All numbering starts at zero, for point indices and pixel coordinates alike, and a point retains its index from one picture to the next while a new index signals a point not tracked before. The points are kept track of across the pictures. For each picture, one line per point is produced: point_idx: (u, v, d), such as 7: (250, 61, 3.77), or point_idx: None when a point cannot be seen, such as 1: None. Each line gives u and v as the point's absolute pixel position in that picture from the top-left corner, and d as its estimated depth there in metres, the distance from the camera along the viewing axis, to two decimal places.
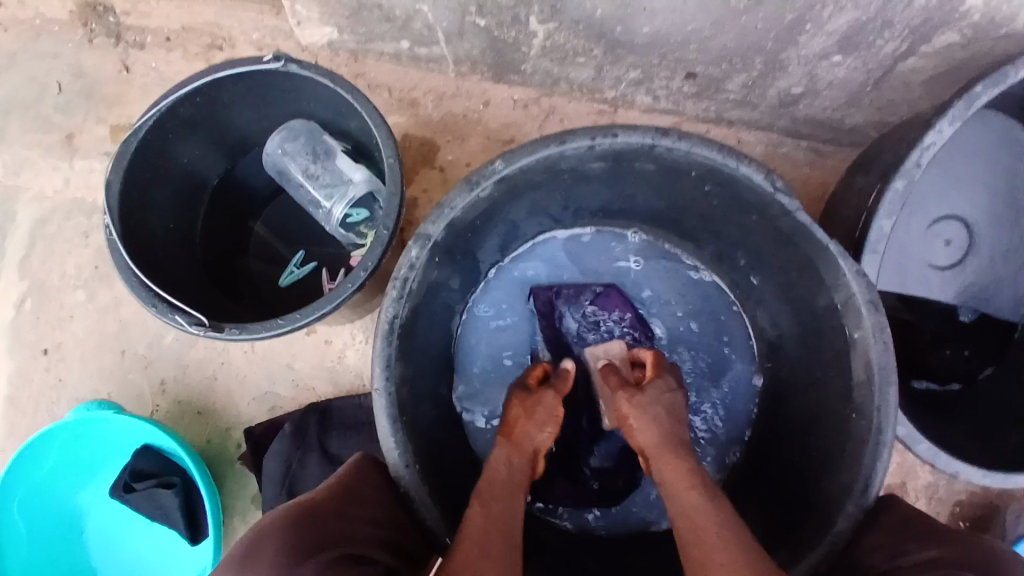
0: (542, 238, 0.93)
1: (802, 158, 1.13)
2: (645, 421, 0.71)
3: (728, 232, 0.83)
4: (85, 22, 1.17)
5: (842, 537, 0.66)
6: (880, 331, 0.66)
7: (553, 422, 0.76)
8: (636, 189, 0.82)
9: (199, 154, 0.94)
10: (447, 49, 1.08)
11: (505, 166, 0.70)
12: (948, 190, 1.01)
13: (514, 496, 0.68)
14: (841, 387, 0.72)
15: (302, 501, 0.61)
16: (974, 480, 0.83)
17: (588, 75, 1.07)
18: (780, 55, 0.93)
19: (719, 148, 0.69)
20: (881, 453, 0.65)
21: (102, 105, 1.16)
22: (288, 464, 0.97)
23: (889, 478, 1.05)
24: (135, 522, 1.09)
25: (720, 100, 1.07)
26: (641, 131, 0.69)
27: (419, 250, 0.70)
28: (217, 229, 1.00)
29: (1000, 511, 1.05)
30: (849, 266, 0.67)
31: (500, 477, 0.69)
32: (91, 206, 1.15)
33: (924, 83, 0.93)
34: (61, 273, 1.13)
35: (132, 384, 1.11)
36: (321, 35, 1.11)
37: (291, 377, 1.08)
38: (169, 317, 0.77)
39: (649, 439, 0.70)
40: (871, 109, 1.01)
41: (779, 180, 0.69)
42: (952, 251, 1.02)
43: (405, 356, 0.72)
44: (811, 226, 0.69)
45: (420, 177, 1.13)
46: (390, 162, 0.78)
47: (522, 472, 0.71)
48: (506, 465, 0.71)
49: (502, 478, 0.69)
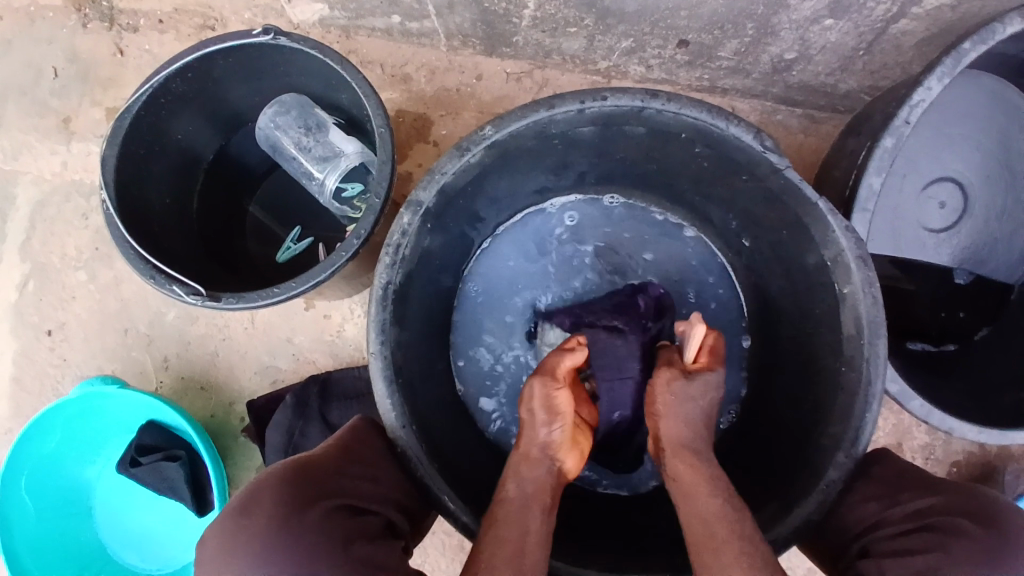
0: (524, 215, 0.94)
1: (796, 125, 1.13)
2: (681, 419, 0.71)
3: (720, 195, 0.83)
4: (78, 7, 1.17)
5: (834, 486, 0.66)
6: (869, 286, 0.67)
7: (558, 416, 0.73)
8: (627, 154, 0.82)
9: (194, 129, 0.95)
10: (438, 23, 1.07)
11: (495, 132, 0.70)
12: (941, 152, 1.01)
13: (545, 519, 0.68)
14: (831, 342, 0.73)
15: (301, 458, 0.65)
16: (968, 435, 0.84)
17: (579, 45, 1.07)
18: (771, 20, 0.92)
19: (708, 108, 0.69)
20: (870, 404, 0.66)
21: (97, 88, 1.17)
22: (291, 434, 0.99)
23: (885, 438, 1.06)
24: (142, 495, 1.11)
25: (713, 68, 1.07)
26: (630, 94, 0.69)
27: (410, 217, 0.71)
28: (214, 205, 1.01)
29: (998, 470, 1.06)
30: (839, 223, 0.68)
31: (513, 490, 0.69)
32: (89, 188, 1.15)
33: (918, 45, 0.92)
34: (62, 255, 1.14)
35: (135, 362, 1.12)
36: (313, 12, 1.11)
37: (291, 351, 1.09)
38: (168, 288, 0.79)
39: (678, 436, 0.70)
40: (865, 74, 1.00)
41: (768, 139, 0.69)
42: (946, 213, 1.02)
43: (400, 321, 0.73)
44: (799, 183, 0.69)
45: (414, 151, 1.13)
46: (382, 131, 0.79)
47: (541, 478, 0.71)
48: (526, 486, 0.69)
49: (516, 489, 0.69)
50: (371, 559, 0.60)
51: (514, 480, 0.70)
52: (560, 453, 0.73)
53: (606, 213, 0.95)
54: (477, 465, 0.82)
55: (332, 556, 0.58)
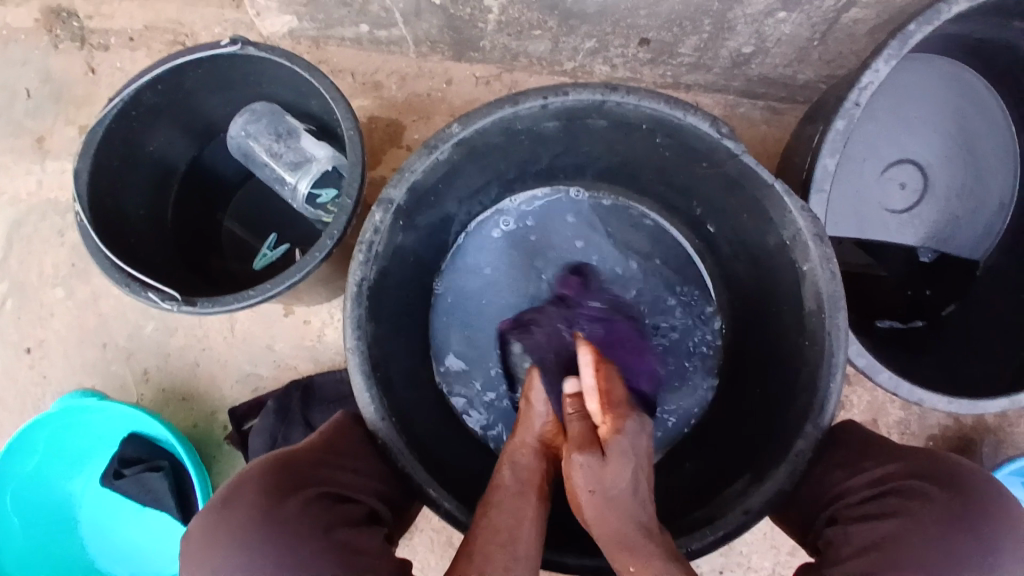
0: (493, 210, 0.95)
1: (759, 117, 1.16)
2: (607, 514, 0.64)
3: (684, 182, 0.85)
4: (49, 29, 1.18)
5: (803, 456, 0.68)
6: (827, 261, 0.69)
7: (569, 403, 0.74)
8: (592, 146, 0.85)
9: (166, 141, 0.96)
10: (406, 31, 1.10)
11: (462, 129, 0.72)
12: (899, 135, 1.05)
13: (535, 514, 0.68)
14: (794, 320, 0.75)
15: (282, 453, 0.66)
16: (938, 406, 0.84)
17: (545, 48, 1.10)
18: (727, 15, 0.96)
19: (665, 99, 0.71)
20: (833, 375, 0.68)
21: (71, 107, 1.17)
22: (274, 439, 0.99)
23: (861, 416, 1.08)
24: (128, 508, 1.11)
25: (675, 65, 1.10)
26: (590, 88, 0.71)
27: (382, 214, 0.72)
28: (189, 216, 1.02)
29: (974, 442, 1.08)
30: (794, 203, 0.70)
31: (508, 481, 0.70)
32: (65, 206, 1.16)
33: (869, 33, 0.96)
34: (39, 273, 1.15)
35: (115, 376, 1.12)
36: (282, 24, 1.13)
37: (272, 358, 1.10)
38: (143, 295, 0.80)
39: (609, 534, 0.64)
40: (821, 64, 1.04)
41: (724, 126, 0.72)
42: (907, 194, 1.05)
43: (375, 316, 0.74)
44: (756, 166, 0.71)
45: (388, 157, 1.15)
46: (351, 133, 0.81)
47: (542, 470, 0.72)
48: (518, 476, 0.71)
49: (512, 482, 0.70)
50: (353, 544, 0.61)
51: (508, 469, 0.71)
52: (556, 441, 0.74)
53: (573, 205, 0.97)
54: (457, 455, 0.83)
55: (315, 543, 0.59)
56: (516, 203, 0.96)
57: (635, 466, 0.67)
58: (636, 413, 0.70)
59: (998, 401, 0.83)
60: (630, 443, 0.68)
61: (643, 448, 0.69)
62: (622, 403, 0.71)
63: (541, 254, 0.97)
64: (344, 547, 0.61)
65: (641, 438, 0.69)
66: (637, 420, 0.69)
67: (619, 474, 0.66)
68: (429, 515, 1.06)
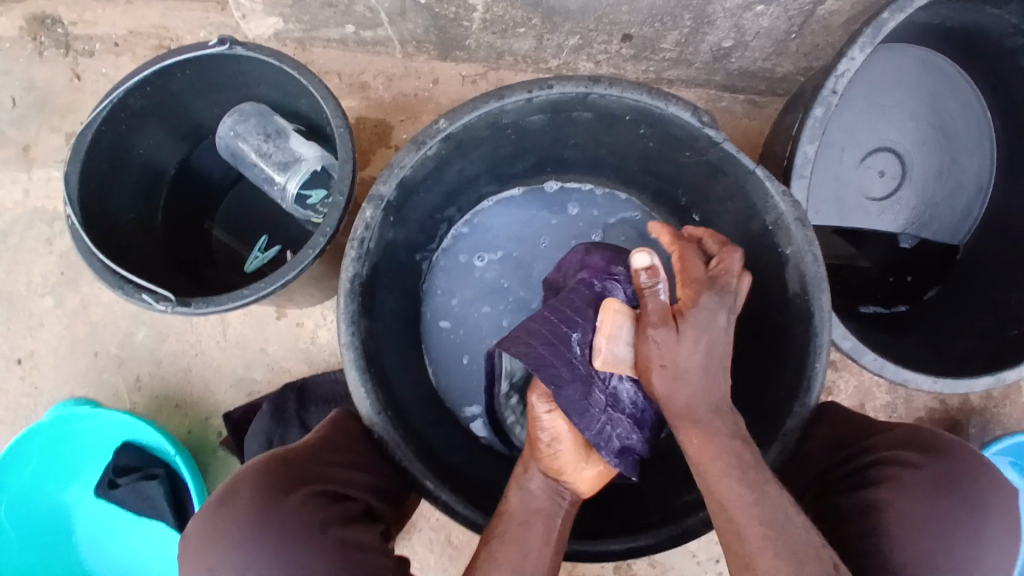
0: (479, 208, 0.97)
1: (740, 110, 1.18)
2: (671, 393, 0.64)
3: (668, 172, 0.87)
4: (33, 36, 1.18)
5: (792, 435, 0.69)
6: (809, 244, 0.71)
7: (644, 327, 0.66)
8: (578, 138, 0.86)
9: (155, 145, 0.97)
10: (392, 31, 1.11)
11: (449, 124, 0.73)
12: (876, 124, 1.07)
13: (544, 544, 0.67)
14: (779, 302, 0.77)
15: (281, 450, 0.67)
16: (924, 386, 0.85)
17: (529, 45, 1.11)
18: (706, 10, 0.97)
19: (647, 90, 0.73)
20: (819, 355, 0.69)
21: (56, 115, 1.17)
22: (270, 441, 0.99)
23: (849, 401, 1.10)
24: (124, 520, 1.11)
25: (657, 60, 1.12)
26: (574, 80, 0.72)
27: (373, 210, 0.73)
28: (178, 220, 1.03)
29: (962, 424, 1.10)
30: (775, 188, 0.72)
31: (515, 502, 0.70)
32: (53, 214, 1.16)
33: (845, 24, 0.98)
34: (28, 282, 1.14)
35: (107, 384, 1.12)
36: (267, 27, 1.14)
37: (265, 361, 1.10)
38: (137, 296, 0.80)
39: (683, 401, 0.64)
40: (798, 56, 1.06)
41: (705, 115, 0.73)
42: (886, 181, 1.08)
43: (367, 312, 0.75)
44: (737, 153, 0.73)
45: (377, 156, 1.16)
46: (341, 131, 0.81)
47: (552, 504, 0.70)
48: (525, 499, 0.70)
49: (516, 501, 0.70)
50: (351, 540, 0.62)
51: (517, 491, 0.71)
52: (564, 470, 0.73)
53: (557, 197, 0.99)
54: (454, 450, 0.84)
55: (315, 537, 0.60)
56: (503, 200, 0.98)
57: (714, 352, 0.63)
58: (714, 292, 0.64)
59: (982, 380, 0.85)
60: (707, 325, 0.63)
61: (720, 333, 0.64)
62: (717, 284, 0.64)
63: (529, 254, 0.98)
64: (344, 543, 0.61)
65: (719, 316, 0.63)
66: (715, 299, 0.63)
67: (693, 364, 0.63)
68: (427, 513, 1.07)
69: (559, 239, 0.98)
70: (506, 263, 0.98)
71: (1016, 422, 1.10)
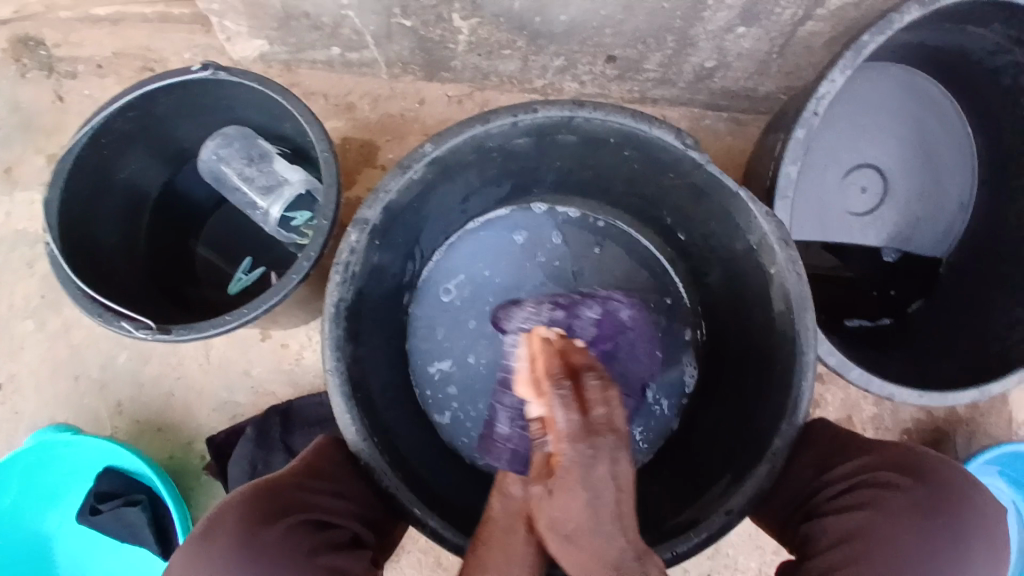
0: (467, 228, 0.97)
1: (723, 129, 1.19)
2: (575, 546, 0.59)
3: (652, 194, 0.88)
4: (17, 58, 1.17)
5: (780, 456, 0.69)
6: (793, 264, 0.71)
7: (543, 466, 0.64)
8: (562, 160, 0.86)
9: (138, 169, 0.96)
10: (378, 53, 1.11)
11: (435, 148, 0.73)
12: (858, 142, 1.09)
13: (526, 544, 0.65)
14: (764, 322, 0.77)
15: (265, 479, 0.66)
16: (909, 401, 0.86)
17: (515, 67, 1.12)
18: (689, 32, 0.99)
19: (630, 113, 0.73)
20: (804, 373, 0.69)
21: (39, 137, 1.16)
22: (254, 466, 0.98)
23: (835, 413, 1.10)
24: (106, 544, 1.09)
25: (641, 80, 1.13)
26: (559, 105, 0.73)
27: (358, 234, 0.73)
28: (162, 243, 1.02)
29: (946, 436, 1.10)
30: (759, 209, 0.73)
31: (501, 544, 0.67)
32: (35, 236, 1.14)
33: (826, 45, 1.00)
34: (8, 307, 1.13)
35: (89, 409, 1.10)
36: (253, 49, 1.14)
37: (250, 383, 1.09)
38: (116, 325, 0.79)
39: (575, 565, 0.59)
40: (780, 76, 1.08)
41: (689, 138, 0.74)
42: (869, 198, 1.09)
43: (353, 336, 0.74)
44: (720, 175, 0.74)
45: (363, 176, 1.16)
46: (326, 156, 0.81)
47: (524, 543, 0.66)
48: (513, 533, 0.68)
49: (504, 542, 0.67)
50: (338, 568, 0.62)
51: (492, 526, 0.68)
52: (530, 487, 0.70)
53: (544, 219, 0.99)
54: (440, 473, 0.84)
55: (304, 568, 0.60)
56: (489, 223, 0.98)
57: (589, 495, 0.58)
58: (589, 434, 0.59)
59: (968, 393, 0.86)
60: (580, 469, 0.58)
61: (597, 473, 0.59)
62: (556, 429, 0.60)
63: (516, 274, 0.98)
64: (332, 571, 0.62)
65: (595, 463, 0.58)
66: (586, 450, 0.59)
67: (572, 508, 0.59)
68: (415, 536, 1.05)
69: (547, 258, 0.98)
70: (495, 280, 0.98)
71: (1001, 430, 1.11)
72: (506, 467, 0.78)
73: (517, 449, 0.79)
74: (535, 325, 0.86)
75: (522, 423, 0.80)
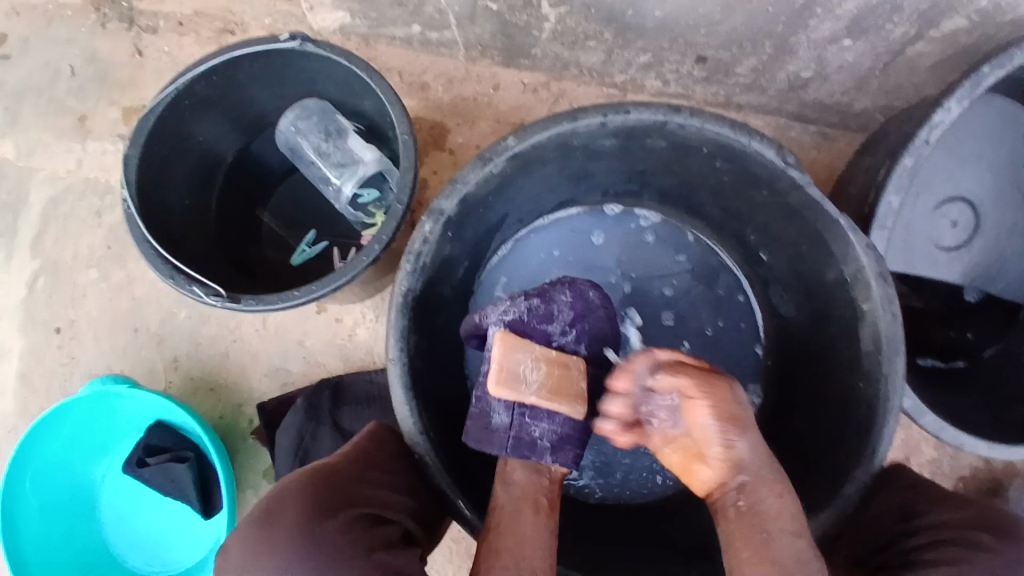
0: (536, 224, 0.94)
1: (809, 141, 1.13)
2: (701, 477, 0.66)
3: (738, 208, 0.84)
4: (99, 8, 1.18)
5: (850, 501, 0.66)
6: (889, 302, 0.67)
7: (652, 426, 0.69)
8: (646, 165, 0.83)
9: (216, 133, 0.96)
10: (458, 34, 1.08)
11: (517, 143, 0.71)
12: (956, 171, 1.02)
13: (540, 529, 0.68)
14: (849, 359, 0.73)
15: (321, 466, 0.65)
16: (980, 451, 0.81)
17: (598, 59, 1.08)
18: (789, 39, 0.93)
19: (730, 123, 0.69)
20: (888, 421, 0.65)
21: (116, 90, 1.17)
22: (302, 437, 0.98)
23: (894, 452, 1.05)
24: (147, 498, 1.12)
25: (729, 84, 1.08)
26: (653, 109, 0.69)
27: (432, 225, 0.71)
28: (230, 207, 1.02)
29: (1008, 488, 1.05)
30: (859, 240, 0.68)
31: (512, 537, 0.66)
32: (104, 188, 1.16)
33: (931, 67, 0.93)
34: (75, 254, 1.15)
35: (145, 362, 1.12)
36: (334, 20, 1.12)
37: (302, 355, 1.09)
38: (187, 288, 0.79)
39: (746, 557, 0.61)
40: (879, 93, 1.01)
41: (791, 156, 0.69)
42: (958, 233, 1.02)
43: (418, 328, 0.73)
44: (822, 201, 0.69)
45: (431, 159, 1.14)
46: (406, 138, 0.80)
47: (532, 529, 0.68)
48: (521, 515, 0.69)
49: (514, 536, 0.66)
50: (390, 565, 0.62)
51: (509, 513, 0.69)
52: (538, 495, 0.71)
53: (616, 220, 0.96)
54: (489, 469, 0.82)
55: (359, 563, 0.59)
56: (559, 222, 0.95)
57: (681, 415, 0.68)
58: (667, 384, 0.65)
59: None
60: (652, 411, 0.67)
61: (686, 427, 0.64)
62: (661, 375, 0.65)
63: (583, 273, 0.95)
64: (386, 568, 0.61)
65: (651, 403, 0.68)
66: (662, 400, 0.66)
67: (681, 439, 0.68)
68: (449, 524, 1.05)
69: (617, 260, 0.96)
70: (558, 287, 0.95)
71: None
72: (507, 457, 0.73)
73: (517, 438, 0.72)
74: (515, 315, 0.75)
75: (519, 411, 0.72)
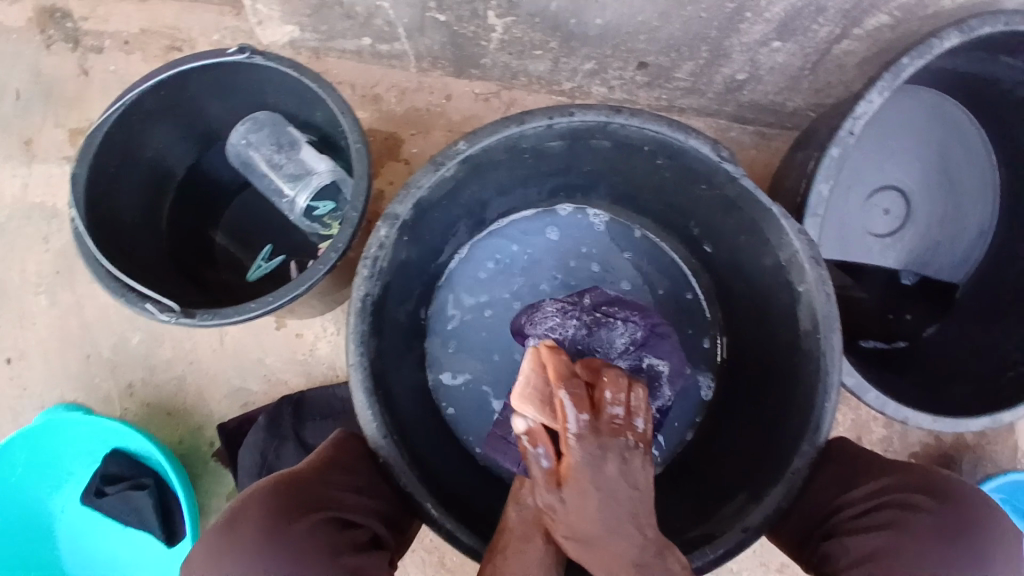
0: (490, 228, 0.96)
1: (748, 141, 1.19)
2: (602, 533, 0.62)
3: (682, 204, 0.87)
4: (42, 29, 1.16)
5: (800, 475, 0.70)
6: (822, 283, 0.71)
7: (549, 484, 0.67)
8: (593, 165, 0.86)
9: (166, 149, 0.96)
10: (408, 46, 1.11)
11: (468, 147, 0.73)
12: (884, 164, 1.09)
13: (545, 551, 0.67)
14: (790, 341, 0.77)
15: (285, 473, 0.66)
16: (924, 425, 0.86)
17: (545, 67, 1.12)
18: (723, 43, 0.98)
19: (667, 122, 0.73)
20: (828, 395, 0.69)
21: (61, 110, 1.15)
22: (265, 453, 0.98)
23: (845, 433, 1.11)
24: (107, 528, 1.09)
25: (670, 88, 1.13)
26: (595, 109, 0.72)
27: (387, 229, 0.72)
28: (182, 226, 1.01)
29: (956, 461, 1.11)
30: (791, 226, 0.72)
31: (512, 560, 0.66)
32: (51, 211, 1.14)
33: (859, 65, 0.99)
34: (21, 280, 1.12)
35: (98, 388, 1.10)
36: (283, 34, 1.13)
37: (263, 372, 1.08)
38: (141, 306, 0.79)
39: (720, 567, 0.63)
40: (810, 92, 1.07)
41: (724, 150, 0.73)
42: (891, 220, 1.09)
43: (377, 332, 0.74)
44: (755, 190, 0.73)
45: (386, 169, 1.15)
46: (358, 146, 0.81)
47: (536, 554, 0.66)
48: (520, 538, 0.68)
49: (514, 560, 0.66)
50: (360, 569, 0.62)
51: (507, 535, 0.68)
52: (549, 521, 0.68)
53: (569, 219, 0.99)
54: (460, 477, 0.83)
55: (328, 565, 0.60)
56: (512, 226, 0.98)
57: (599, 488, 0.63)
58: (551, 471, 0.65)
59: (979, 419, 0.86)
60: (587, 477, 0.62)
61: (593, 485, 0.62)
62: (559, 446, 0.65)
63: (539, 273, 0.98)
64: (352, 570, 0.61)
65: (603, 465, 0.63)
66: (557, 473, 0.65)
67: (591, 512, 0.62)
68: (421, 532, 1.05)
69: (571, 260, 0.99)
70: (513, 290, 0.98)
71: (1007, 460, 1.11)
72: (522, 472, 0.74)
73: None
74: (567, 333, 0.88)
75: None
